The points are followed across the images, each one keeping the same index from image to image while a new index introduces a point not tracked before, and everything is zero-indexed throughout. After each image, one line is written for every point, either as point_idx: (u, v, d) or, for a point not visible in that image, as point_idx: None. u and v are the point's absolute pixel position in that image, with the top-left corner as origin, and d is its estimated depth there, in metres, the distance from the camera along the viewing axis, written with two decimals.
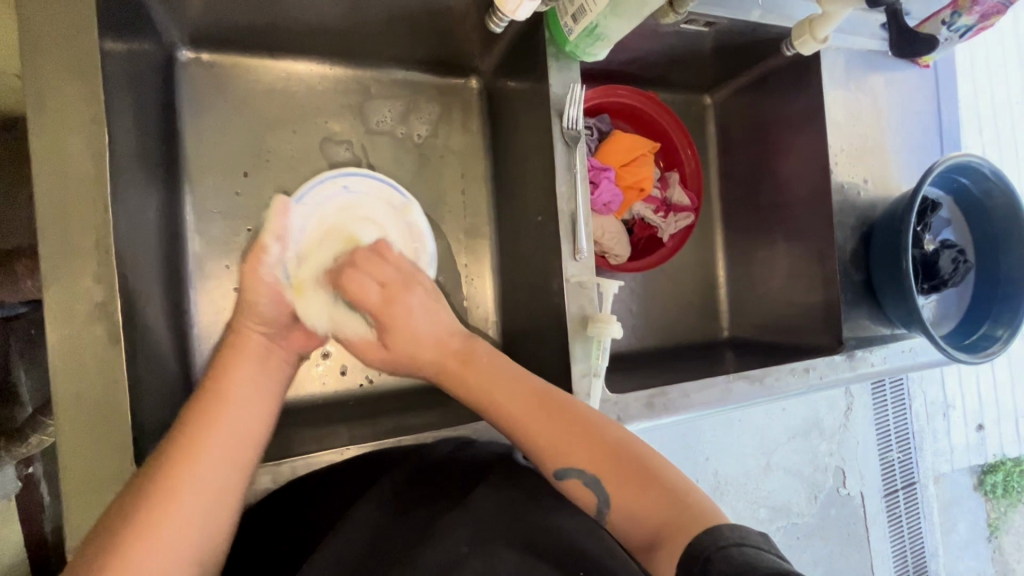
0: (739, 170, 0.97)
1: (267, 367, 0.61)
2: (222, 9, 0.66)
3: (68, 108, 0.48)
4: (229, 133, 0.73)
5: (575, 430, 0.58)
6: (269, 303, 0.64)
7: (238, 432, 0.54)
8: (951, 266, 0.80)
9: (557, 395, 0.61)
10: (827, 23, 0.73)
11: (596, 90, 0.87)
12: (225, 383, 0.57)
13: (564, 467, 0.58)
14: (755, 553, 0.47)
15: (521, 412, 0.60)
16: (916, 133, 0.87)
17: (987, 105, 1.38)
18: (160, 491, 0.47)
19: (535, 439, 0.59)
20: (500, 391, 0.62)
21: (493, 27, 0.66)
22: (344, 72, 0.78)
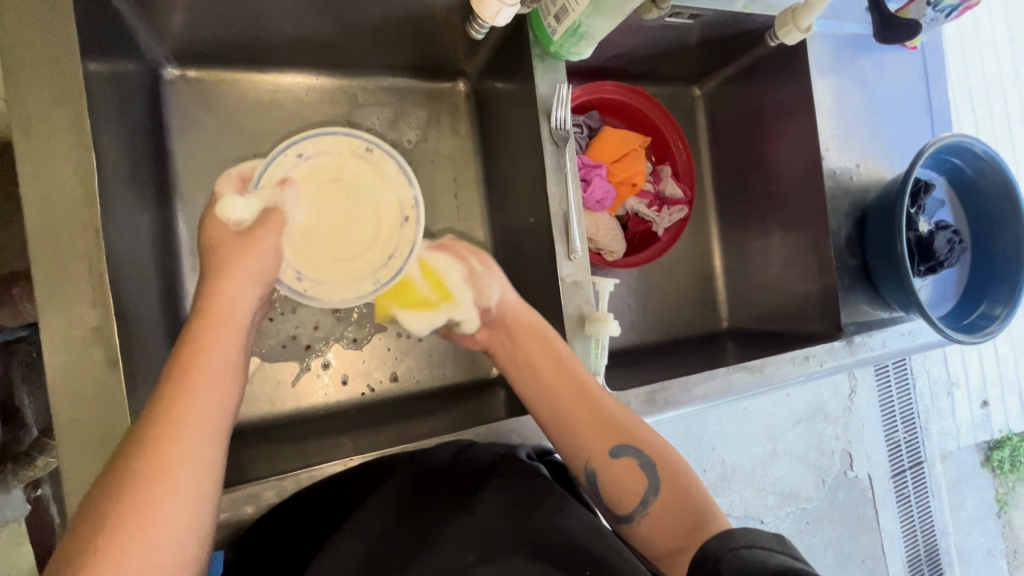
0: (731, 159, 0.97)
1: (241, 315, 0.59)
2: (206, 27, 0.66)
3: (55, 134, 0.48)
4: (218, 148, 0.73)
5: (610, 427, 0.61)
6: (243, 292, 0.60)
7: (204, 415, 0.50)
8: (946, 247, 0.80)
9: (598, 390, 0.63)
10: (809, 11, 0.74)
11: (584, 88, 0.87)
12: (196, 352, 0.54)
13: (617, 448, 0.60)
14: (765, 554, 0.47)
15: (574, 399, 0.63)
16: (906, 116, 0.87)
17: (977, 82, 1.38)
18: (140, 492, 0.44)
19: (583, 422, 0.62)
20: (556, 384, 0.64)
21: (476, 33, 0.68)
22: (331, 81, 0.78)
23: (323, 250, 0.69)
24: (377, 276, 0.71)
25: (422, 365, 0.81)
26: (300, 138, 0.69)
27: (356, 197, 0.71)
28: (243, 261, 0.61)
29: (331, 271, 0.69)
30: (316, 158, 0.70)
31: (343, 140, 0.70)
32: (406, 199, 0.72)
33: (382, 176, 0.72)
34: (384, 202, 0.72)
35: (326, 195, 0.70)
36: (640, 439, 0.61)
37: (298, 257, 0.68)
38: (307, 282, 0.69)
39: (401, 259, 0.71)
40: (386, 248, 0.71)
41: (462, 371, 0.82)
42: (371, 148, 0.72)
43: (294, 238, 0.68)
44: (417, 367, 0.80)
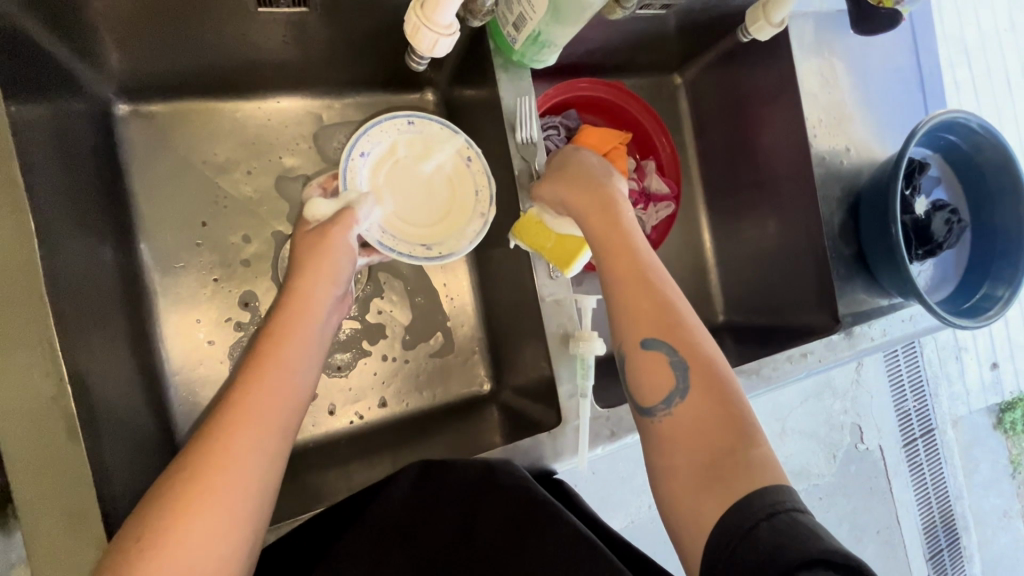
0: (716, 148, 0.93)
1: (313, 323, 0.56)
2: (152, 58, 0.63)
3: None
4: (180, 182, 0.70)
5: (653, 317, 0.56)
6: (318, 275, 0.58)
7: (273, 411, 0.49)
8: (945, 228, 0.77)
9: (653, 273, 0.58)
10: (780, 5, 0.72)
11: (558, 87, 0.83)
12: (276, 341, 0.53)
13: (649, 338, 0.55)
14: (789, 522, 0.45)
15: (629, 284, 0.57)
16: (897, 90, 0.83)
17: (974, 38, 1.33)
18: (196, 481, 0.44)
19: (629, 303, 0.57)
20: (616, 259, 0.58)
21: (416, 65, 0.62)
22: (292, 101, 0.75)
23: (422, 224, 0.68)
24: (477, 206, 0.68)
25: (411, 387, 0.79)
26: (356, 140, 0.66)
27: (418, 173, 0.69)
28: (316, 273, 0.58)
29: (447, 227, 0.68)
30: (376, 152, 0.68)
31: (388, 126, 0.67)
32: (457, 152, 0.69)
33: (431, 150, 0.69)
34: (446, 164, 0.69)
35: (398, 180, 0.68)
36: (685, 340, 0.55)
37: (411, 236, 0.66)
38: (435, 246, 0.66)
39: (487, 187, 0.68)
40: (468, 189, 0.69)
41: (452, 389, 0.80)
42: (410, 119, 0.68)
43: (396, 226, 0.67)
44: (405, 389, 0.79)
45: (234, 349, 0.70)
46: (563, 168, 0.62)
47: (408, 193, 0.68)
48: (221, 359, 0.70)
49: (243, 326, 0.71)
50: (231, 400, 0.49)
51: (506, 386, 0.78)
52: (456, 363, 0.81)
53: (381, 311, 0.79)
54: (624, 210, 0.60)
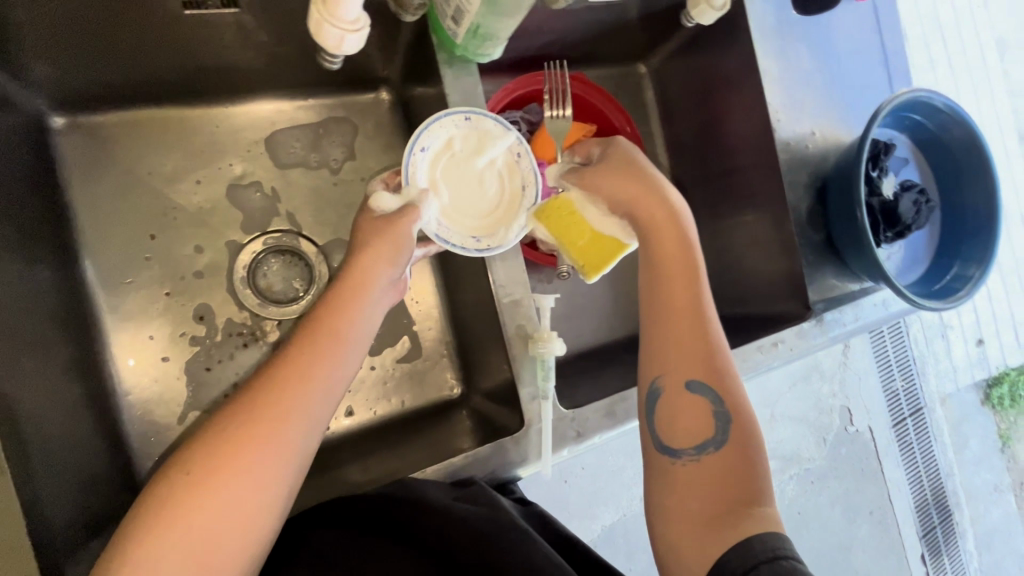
0: (684, 137, 0.92)
1: (361, 320, 0.53)
2: (86, 68, 0.61)
3: None
4: (126, 195, 0.68)
5: (702, 361, 0.57)
6: (380, 253, 0.55)
7: (321, 388, 0.49)
8: (912, 209, 0.77)
9: (712, 319, 0.58)
10: None
11: (517, 81, 0.81)
12: (335, 313, 0.52)
13: (696, 380, 0.56)
14: (790, 569, 0.45)
15: (677, 318, 0.58)
16: (862, 71, 0.82)
17: (946, 15, 1.33)
18: (242, 437, 0.45)
19: (679, 339, 0.57)
20: (678, 298, 0.58)
21: (329, 64, 0.62)
22: (243, 107, 0.72)
23: (479, 217, 0.60)
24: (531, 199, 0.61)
25: (379, 395, 0.77)
26: (413, 135, 0.58)
27: (471, 170, 0.61)
28: (371, 266, 0.54)
29: (500, 220, 0.61)
30: (433, 147, 0.60)
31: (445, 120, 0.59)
32: (510, 149, 0.61)
33: (486, 144, 0.61)
34: (499, 159, 0.61)
35: (454, 174, 0.60)
36: (727, 389, 0.56)
37: (467, 230, 0.59)
38: (491, 240, 0.60)
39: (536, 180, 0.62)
40: (521, 184, 0.62)
41: (423, 396, 0.78)
42: (467, 115, 0.60)
43: (453, 222, 0.59)
44: (373, 398, 0.77)
45: (190, 364, 0.68)
46: (626, 186, 0.58)
47: (462, 187, 0.60)
48: (177, 376, 0.68)
49: (198, 340, 0.69)
50: (267, 389, 0.47)
51: (476, 390, 0.77)
52: (424, 368, 0.79)
53: None
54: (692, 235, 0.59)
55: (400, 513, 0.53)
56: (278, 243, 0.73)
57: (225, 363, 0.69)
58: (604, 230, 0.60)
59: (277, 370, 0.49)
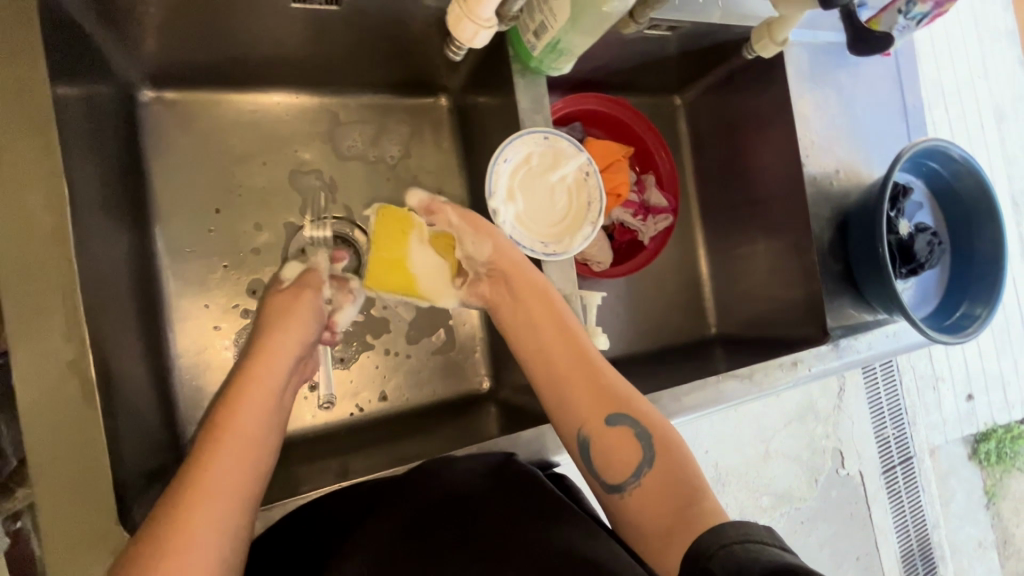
0: (712, 167, 0.97)
1: (276, 371, 0.61)
2: (180, 49, 0.65)
3: (12, 160, 0.45)
4: (197, 170, 0.71)
5: (607, 394, 0.61)
6: (257, 342, 0.63)
7: (245, 435, 0.54)
8: (926, 249, 0.82)
9: (601, 361, 0.63)
10: (784, 24, 0.73)
11: (566, 99, 0.87)
12: (248, 379, 0.59)
13: (613, 415, 0.60)
14: (758, 549, 0.46)
15: (570, 372, 0.63)
16: (884, 121, 0.88)
17: (951, 82, 1.42)
18: (189, 498, 0.47)
19: (582, 385, 0.61)
20: (563, 350, 0.63)
21: (455, 54, 0.65)
22: (311, 100, 0.77)
23: (546, 221, 0.67)
24: (594, 213, 0.66)
25: (411, 383, 0.80)
26: (497, 149, 0.64)
27: (546, 184, 0.67)
28: (275, 331, 0.63)
29: (567, 226, 0.67)
30: (515, 160, 0.65)
31: (528, 138, 0.64)
32: (581, 168, 0.67)
33: (561, 162, 0.66)
34: (571, 174, 0.67)
35: (529, 184, 0.67)
36: (637, 409, 0.60)
37: (537, 236, 0.66)
38: (558, 246, 0.66)
39: (602, 197, 0.66)
40: (589, 199, 0.67)
41: (452, 388, 0.81)
42: (548, 135, 0.65)
43: (526, 227, 0.66)
44: (405, 385, 0.79)
45: (240, 336, 0.71)
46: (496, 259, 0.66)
47: (536, 196, 0.67)
48: (226, 346, 0.70)
49: (249, 313, 0.72)
50: (195, 459, 0.51)
51: (504, 386, 0.80)
52: (456, 361, 0.82)
53: (385, 307, 0.79)
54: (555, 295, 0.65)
55: (344, 513, 0.57)
56: (334, 228, 0.76)
57: None
58: (421, 261, 0.68)
59: (201, 441, 0.53)
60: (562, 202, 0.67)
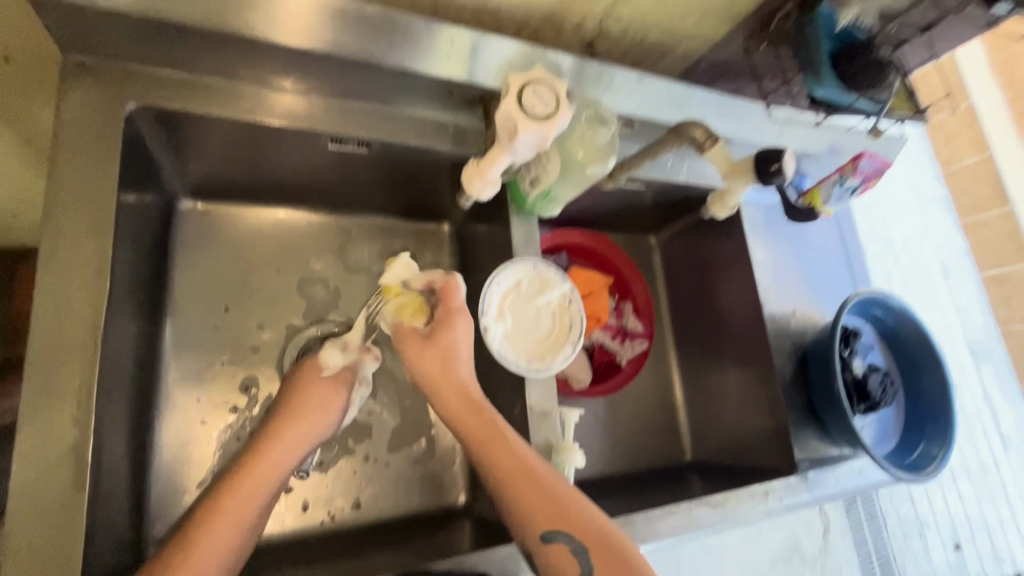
0: (684, 299, 1.07)
1: (284, 463, 0.58)
2: (225, 172, 0.74)
3: (69, 255, 0.51)
4: (216, 272, 0.78)
5: (552, 512, 0.58)
6: (293, 407, 0.62)
7: (242, 518, 0.53)
8: (880, 387, 0.90)
9: (537, 464, 0.61)
10: (733, 195, 0.86)
11: (554, 233, 0.98)
12: (262, 451, 0.57)
13: (548, 531, 0.57)
14: None
15: (514, 478, 0.59)
16: (831, 270, 1.01)
17: (902, 238, 1.54)
18: None
19: (524, 496, 0.59)
20: (499, 460, 0.60)
21: (464, 204, 0.74)
22: (327, 218, 0.86)
23: (530, 340, 0.72)
24: (575, 335, 0.73)
25: (388, 492, 0.79)
26: (493, 273, 0.72)
27: (533, 307, 0.74)
28: (296, 418, 0.61)
29: (548, 345, 0.73)
30: (507, 284, 0.73)
31: (519, 266, 0.73)
32: (565, 295, 0.75)
33: (547, 288, 0.74)
34: (555, 300, 0.75)
35: (518, 305, 0.74)
36: (574, 521, 0.58)
37: (522, 351, 0.71)
38: (540, 361, 0.71)
39: (580, 323, 0.74)
40: (570, 323, 0.74)
41: (429, 499, 0.81)
42: (537, 265, 0.74)
43: (513, 343, 0.71)
44: (381, 494, 0.79)
45: (224, 432, 0.72)
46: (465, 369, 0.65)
47: (523, 317, 0.74)
48: (209, 441, 0.71)
49: (238, 410, 0.74)
50: (187, 535, 0.51)
51: (481, 500, 0.80)
52: (435, 471, 0.83)
53: (371, 412, 0.81)
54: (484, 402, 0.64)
55: None
56: (331, 331, 0.81)
57: None
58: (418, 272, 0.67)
59: (201, 515, 0.52)
60: (545, 325, 0.74)
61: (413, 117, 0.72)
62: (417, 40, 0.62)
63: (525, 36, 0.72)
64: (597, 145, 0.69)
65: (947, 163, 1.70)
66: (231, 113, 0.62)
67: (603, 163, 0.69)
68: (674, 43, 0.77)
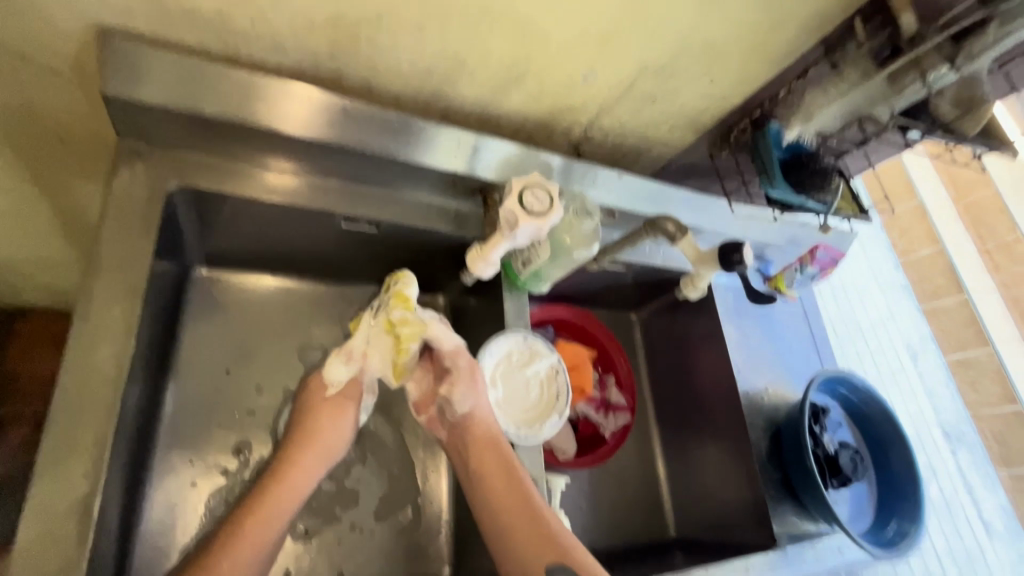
0: (663, 374, 1.12)
1: (304, 484, 0.68)
2: (241, 245, 0.81)
3: (100, 317, 0.56)
4: (221, 336, 0.82)
5: (550, 542, 0.65)
6: (308, 429, 0.70)
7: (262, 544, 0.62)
8: (850, 464, 0.94)
9: (540, 503, 0.68)
10: (704, 278, 0.93)
11: (542, 308, 1.05)
12: (276, 486, 0.66)
13: (551, 563, 0.63)
14: None
15: (515, 511, 0.67)
16: (799, 350, 1.08)
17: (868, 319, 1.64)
18: None
19: (524, 526, 0.66)
20: (505, 494, 0.68)
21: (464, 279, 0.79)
22: (330, 288, 0.92)
23: (519, 407, 0.78)
24: (560, 406, 0.78)
25: (373, 563, 0.79)
26: (487, 342, 0.77)
27: (522, 377, 0.79)
28: (310, 443, 0.70)
29: (534, 413, 0.78)
30: (499, 354, 0.78)
31: (510, 338, 0.78)
32: (552, 365, 0.80)
33: (536, 359, 0.79)
34: (543, 370, 0.80)
35: (509, 373, 0.79)
36: (572, 556, 0.64)
37: (510, 417, 0.77)
38: (526, 429, 0.76)
39: (565, 394, 0.79)
40: (556, 393, 0.79)
41: (413, 572, 0.80)
42: (527, 338, 0.79)
43: (502, 409, 0.77)
44: (365, 565, 0.78)
45: (212, 496, 0.73)
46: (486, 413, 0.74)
47: (513, 384, 0.79)
48: (196, 505, 0.72)
49: (229, 473, 0.75)
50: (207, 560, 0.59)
51: (465, 573, 0.80)
52: (420, 542, 0.82)
53: (359, 478, 0.82)
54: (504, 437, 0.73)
55: None
56: None
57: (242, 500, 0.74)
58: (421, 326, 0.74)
59: (221, 541, 0.61)
60: (533, 393, 0.79)
61: (418, 203, 0.80)
62: (425, 141, 0.71)
63: (520, 136, 0.82)
64: (582, 233, 0.76)
65: (905, 253, 1.84)
66: (256, 194, 0.70)
67: (587, 248, 0.77)
68: (650, 147, 0.88)
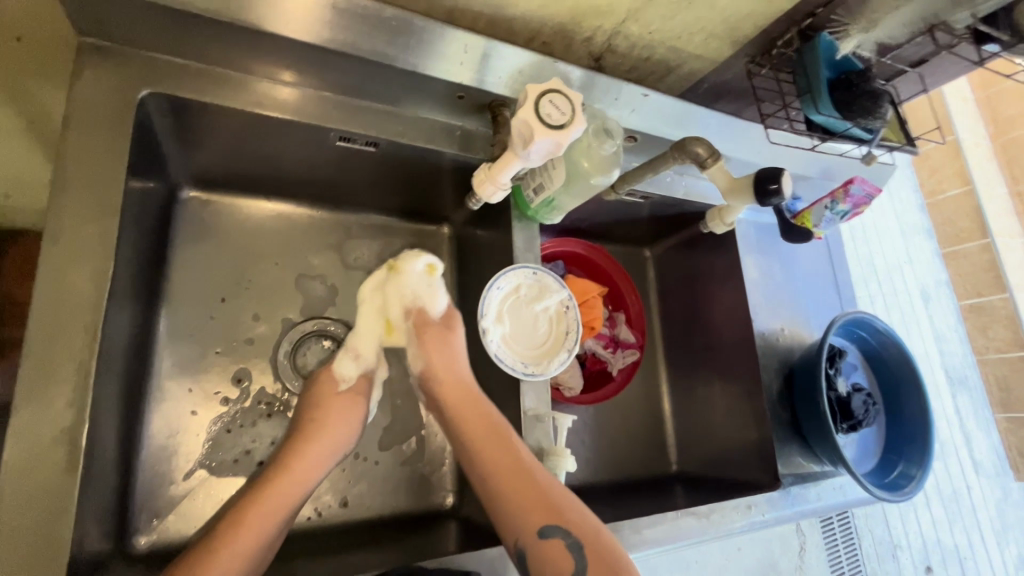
0: (675, 313, 1.09)
1: (310, 474, 0.66)
2: (228, 164, 0.75)
3: (71, 237, 0.52)
4: (214, 262, 0.78)
5: (543, 504, 0.63)
6: (315, 422, 0.68)
7: (260, 527, 0.59)
8: (862, 407, 0.91)
9: (531, 465, 0.66)
10: (732, 211, 0.88)
11: (552, 241, 0.99)
12: (277, 471, 0.64)
13: (546, 525, 0.62)
14: None
15: (511, 476, 0.65)
16: (819, 291, 1.03)
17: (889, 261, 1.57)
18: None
19: (520, 492, 0.64)
20: (498, 459, 0.66)
21: (471, 204, 0.73)
22: (327, 214, 0.86)
23: (526, 343, 0.74)
24: (569, 342, 0.75)
25: (375, 491, 0.79)
26: (494, 276, 0.73)
27: (530, 313, 0.75)
28: (319, 435, 0.67)
29: (543, 350, 0.74)
30: (506, 288, 0.74)
31: (519, 271, 0.73)
32: (562, 301, 0.76)
33: (545, 295, 0.76)
34: (552, 307, 0.76)
35: (516, 308, 0.75)
36: (569, 518, 0.62)
37: (518, 355, 0.72)
38: (535, 365, 0.72)
39: (574, 330, 0.76)
40: (565, 329, 0.76)
41: (415, 501, 0.81)
42: (536, 271, 0.75)
43: (509, 346, 0.73)
44: (368, 493, 0.78)
45: (214, 424, 0.72)
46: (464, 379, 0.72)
47: (521, 320, 0.75)
48: (198, 432, 0.71)
49: (229, 402, 0.73)
50: (208, 544, 0.57)
51: (468, 503, 0.80)
52: (423, 472, 0.82)
53: None
54: (483, 402, 0.70)
55: None
56: (328, 328, 0.81)
57: (245, 429, 0.73)
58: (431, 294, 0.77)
59: (223, 526, 0.58)
60: (540, 329, 0.75)
61: (422, 120, 0.73)
62: (429, 45, 0.63)
63: (534, 45, 0.73)
64: (602, 156, 0.69)
65: (930, 194, 1.73)
66: (239, 106, 0.63)
67: (607, 174, 0.70)
68: (680, 61, 0.79)
